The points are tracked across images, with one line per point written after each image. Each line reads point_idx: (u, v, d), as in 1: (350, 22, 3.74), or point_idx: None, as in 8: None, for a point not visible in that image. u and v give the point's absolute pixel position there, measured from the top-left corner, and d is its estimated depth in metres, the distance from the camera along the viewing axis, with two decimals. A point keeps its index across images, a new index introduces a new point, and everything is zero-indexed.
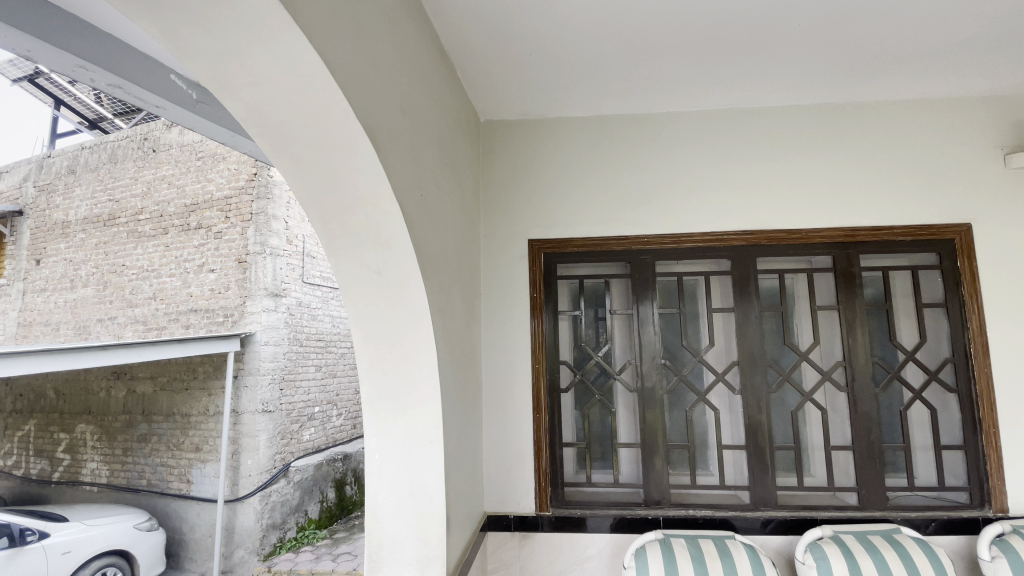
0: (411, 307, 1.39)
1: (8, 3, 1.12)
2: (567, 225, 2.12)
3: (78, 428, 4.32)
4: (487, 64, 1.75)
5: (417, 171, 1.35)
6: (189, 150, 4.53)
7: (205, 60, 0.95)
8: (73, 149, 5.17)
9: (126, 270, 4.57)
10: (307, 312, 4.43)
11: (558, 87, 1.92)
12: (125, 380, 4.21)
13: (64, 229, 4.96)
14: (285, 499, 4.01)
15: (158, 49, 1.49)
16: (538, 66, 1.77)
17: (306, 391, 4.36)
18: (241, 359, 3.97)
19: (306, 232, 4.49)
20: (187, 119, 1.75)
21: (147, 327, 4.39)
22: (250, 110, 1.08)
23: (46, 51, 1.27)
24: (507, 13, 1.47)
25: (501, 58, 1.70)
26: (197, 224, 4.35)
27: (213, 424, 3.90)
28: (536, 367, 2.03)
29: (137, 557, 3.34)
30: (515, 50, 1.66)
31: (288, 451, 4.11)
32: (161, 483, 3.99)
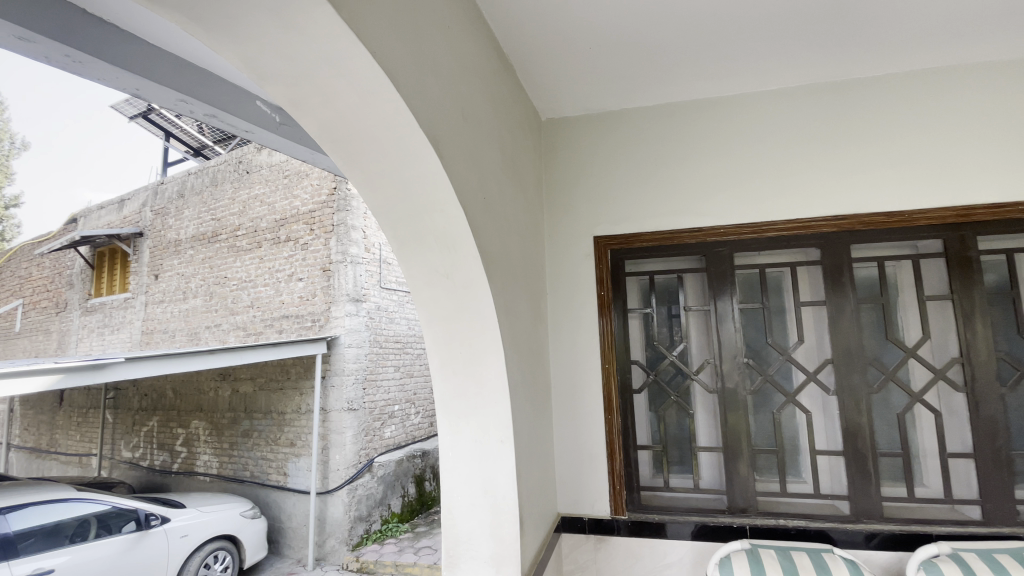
0: (479, 309, 1.40)
1: (113, 47, 1.30)
2: (634, 220, 2.05)
3: (192, 424, 4.85)
4: (547, 63, 1.73)
5: (480, 175, 1.37)
6: (277, 170, 4.92)
7: (283, 82, 1.03)
8: (181, 175, 5.81)
9: (228, 281, 5.06)
10: (385, 315, 4.68)
11: (619, 79, 1.87)
12: (229, 381, 4.66)
13: (176, 247, 5.58)
14: (371, 492, 4.25)
15: (243, 78, 1.64)
16: (598, 59, 1.73)
17: (387, 390, 4.60)
18: (327, 361, 4.25)
19: (381, 240, 4.74)
20: (273, 141, 1.91)
21: (247, 332, 4.83)
22: (325, 127, 1.16)
23: (152, 88, 1.46)
24: (564, 10, 1.46)
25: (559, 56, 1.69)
26: (286, 237, 4.72)
27: (305, 421, 4.21)
28: (606, 366, 1.98)
29: (241, 541, 3.68)
30: (572, 47, 1.64)
31: (371, 447, 4.35)
32: (262, 474, 4.38)
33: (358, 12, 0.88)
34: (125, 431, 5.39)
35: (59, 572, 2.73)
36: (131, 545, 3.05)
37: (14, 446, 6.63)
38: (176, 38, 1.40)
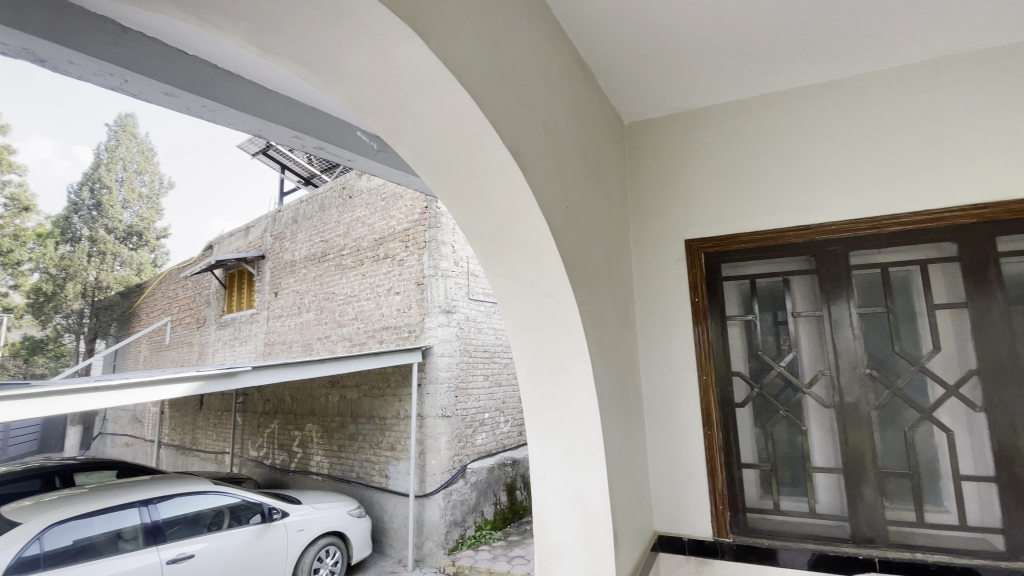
0: (565, 319, 1.39)
1: (234, 94, 1.51)
2: (729, 221, 1.93)
3: (307, 427, 5.32)
4: (628, 68, 1.70)
5: (563, 186, 1.37)
6: (375, 193, 5.30)
7: (380, 115, 1.13)
8: (294, 202, 6.47)
9: (336, 296, 5.53)
10: (474, 326, 4.83)
11: (706, 75, 1.78)
12: (337, 388, 5.07)
13: (292, 267, 6.22)
14: (465, 498, 4.38)
15: (345, 112, 1.80)
16: (682, 58, 1.66)
17: (477, 398, 4.73)
18: (423, 370, 4.46)
19: (469, 254, 4.91)
20: (372, 168, 2.06)
21: (352, 343, 5.23)
22: (418, 152, 1.23)
23: (270, 128, 1.66)
24: (645, 15, 1.43)
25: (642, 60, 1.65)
26: (384, 254, 5.06)
27: (403, 426, 4.46)
28: (704, 378, 1.87)
29: (349, 538, 3.97)
30: (655, 50, 1.60)
31: (464, 454, 4.49)
32: (367, 476, 4.68)
33: (444, 42, 0.93)
34: (252, 432, 6.05)
35: (198, 557, 3.09)
36: (257, 535, 3.42)
37: (167, 442, 7.71)
38: (289, 83, 1.58)
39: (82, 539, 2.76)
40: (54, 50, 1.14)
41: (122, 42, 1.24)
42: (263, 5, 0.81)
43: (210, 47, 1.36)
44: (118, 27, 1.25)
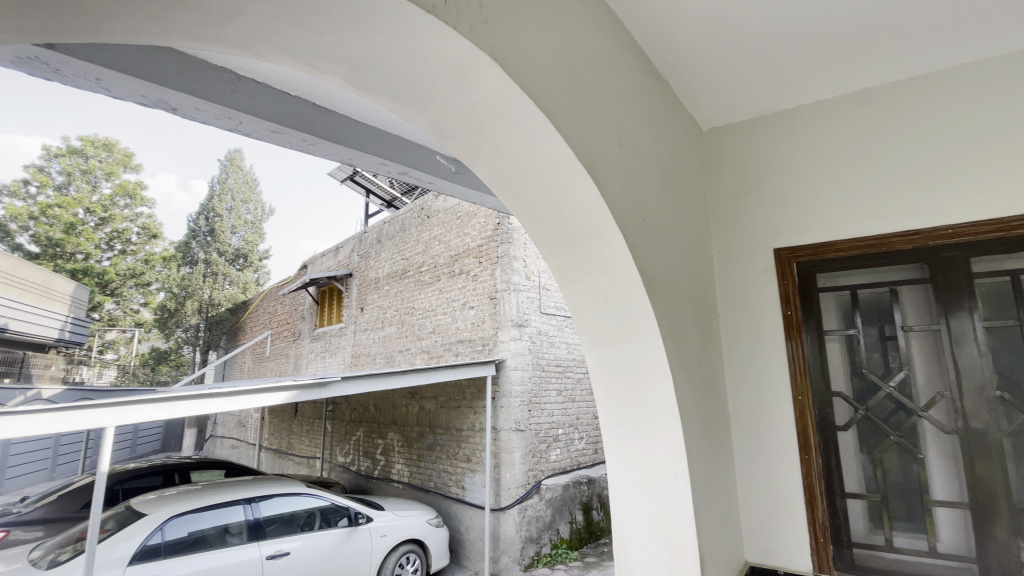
0: (642, 332, 1.35)
1: (329, 128, 1.66)
2: (822, 228, 1.79)
3: (389, 436, 5.58)
4: (704, 76, 1.65)
5: (639, 198, 1.34)
6: (451, 212, 5.52)
7: (460, 139, 1.19)
8: (377, 223, 6.90)
9: (415, 311, 5.79)
10: (546, 340, 4.84)
11: (790, 76, 1.68)
12: (416, 399, 5.28)
13: (376, 283, 6.61)
14: (540, 515, 4.35)
15: (426, 138, 1.91)
16: (761, 61, 1.59)
17: (551, 413, 4.71)
18: (497, 383, 4.53)
19: (540, 268, 4.95)
20: (451, 188, 2.16)
21: (430, 355, 5.44)
22: (494, 172, 1.28)
23: (359, 157, 1.80)
24: (719, 22, 1.38)
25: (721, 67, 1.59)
26: (459, 270, 5.24)
27: (479, 439, 4.54)
28: (800, 399, 1.74)
29: (428, 547, 4.08)
30: (734, 55, 1.54)
31: (538, 469, 4.48)
32: (444, 486, 4.80)
33: (520, 66, 0.96)
34: (339, 439, 6.45)
35: (293, 554, 3.32)
36: (345, 537, 3.61)
37: (267, 446, 8.42)
38: (377, 115, 1.70)
39: (196, 532, 3.08)
40: (186, 100, 1.32)
41: (238, 90, 1.42)
42: (358, 47, 0.90)
43: (309, 87, 1.51)
44: (235, 75, 1.43)
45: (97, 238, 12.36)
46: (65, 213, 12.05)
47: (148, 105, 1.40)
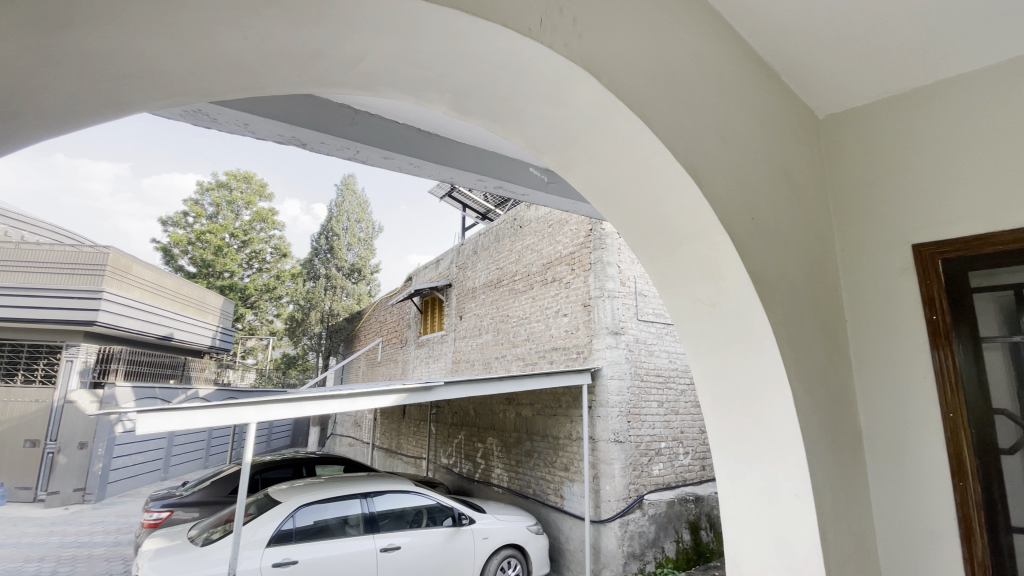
0: (755, 340, 1.26)
1: (432, 148, 1.78)
2: (979, 219, 1.43)
3: (488, 441, 5.75)
4: (817, 72, 1.53)
5: (745, 197, 1.26)
6: (543, 221, 5.59)
7: (555, 152, 1.24)
8: (474, 235, 7.19)
9: (510, 319, 5.94)
10: (645, 348, 4.70)
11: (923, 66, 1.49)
12: (513, 405, 5.39)
13: (473, 293, 6.90)
14: (642, 531, 4.20)
15: (520, 152, 1.96)
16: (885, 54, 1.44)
17: (651, 425, 4.54)
18: (593, 392, 4.48)
19: (636, 273, 4.82)
20: (544, 198, 2.21)
21: (526, 363, 5.53)
22: (589, 181, 1.30)
23: (458, 174, 1.91)
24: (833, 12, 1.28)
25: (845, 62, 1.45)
26: (552, 278, 5.28)
27: (576, 448, 4.51)
28: (950, 416, 1.43)
29: (528, 553, 4.12)
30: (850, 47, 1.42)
31: (640, 483, 4.34)
32: (543, 493, 4.83)
33: (617, 75, 0.97)
34: (443, 442, 6.76)
35: (404, 549, 3.54)
36: (450, 537, 3.77)
37: (379, 445, 9.08)
38: (474, 134, 1.80)
39: (321, 520, 3.42)
40: (311, 135, 1.52)
41: (354, 122, 1.59)
42: (461, 74, 0.98)
43: (415, 114, 1.64)
44: (352, 109, 1.61)
45: (238, 258, 14.27)
46: (214, 237, 14.09)
47: (284, 142, 1.64)
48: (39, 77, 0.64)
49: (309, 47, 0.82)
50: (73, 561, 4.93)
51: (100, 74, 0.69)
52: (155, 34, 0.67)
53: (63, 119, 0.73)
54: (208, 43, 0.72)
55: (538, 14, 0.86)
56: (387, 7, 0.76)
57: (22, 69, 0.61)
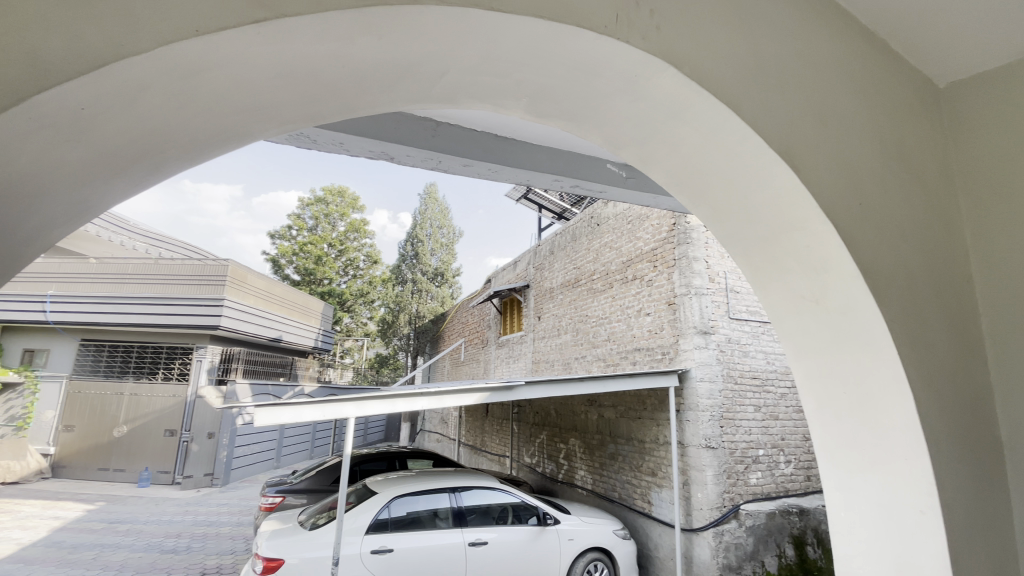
0: (867, 338, 1.13)
1: (510, 153, 1.82)
2: None
3: (571, 442, 5.72)
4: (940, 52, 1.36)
5: (852, 181, 1.14)
6: (622, 217, 5.47)
7: (635, 148, 1.22)
8: (551, 235, 7.19)
9: (589, 318, 5.88)
10: (738, 349, 4.42)
11: None
12: (595, 407, 5.32)
13: (551, 293, 6.92)
14: (739, 542, 3.95)
15: (596, 150, 1.94)
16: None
17: (747, 431, 4.26)
18: (681, 395, 4.30)
19: (727, 268, 4.55)
20: (623, 193, 2.16)
21: (607, 364, 5.44)
22: (672, 175, 1.27)
23: (535, 176, 1.93)
24: None
25: (978, 34, 1.27)
26: (633, 276, 5.15)
27: (664, 452, 4.35)
28: None
29: (616, 558, 4.04)
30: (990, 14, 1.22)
31: (735, 491, 4.10)
32: (629, 498, 4.72)
33: (701, 62, 0.94)
34: (525, 441, 6.84)
35: (492, 544, 3.63)
36: (536, 536, 3.80)
37: (464, 442, 9.39)
38: (550, 136, 1.81)
39: (413, 512, 3.62)
40: (397, 148, 1.64)
41: (436, 133, 1.68)
42: (538, 80, 1.00)
43: (492, 121, 1.69)
44: (433, 122, 1.69)
45: (335, 266, 15.54)
46: (315, 248, 15.45)
47: (375, 157, 1.78)
48: (180, 116, 0.75)
49: (397, 68, 0.88)
50: (205, 538, 5.62)
51: (225, 107, 0.79)
52: (269, 71, 0.76)
53: (195, 148, 0.85)
54: (310, 73, 0.81)
55: (614, 11, 0.86)
56: (469, 23, 0.80)
57: (167, 110, 0.72)
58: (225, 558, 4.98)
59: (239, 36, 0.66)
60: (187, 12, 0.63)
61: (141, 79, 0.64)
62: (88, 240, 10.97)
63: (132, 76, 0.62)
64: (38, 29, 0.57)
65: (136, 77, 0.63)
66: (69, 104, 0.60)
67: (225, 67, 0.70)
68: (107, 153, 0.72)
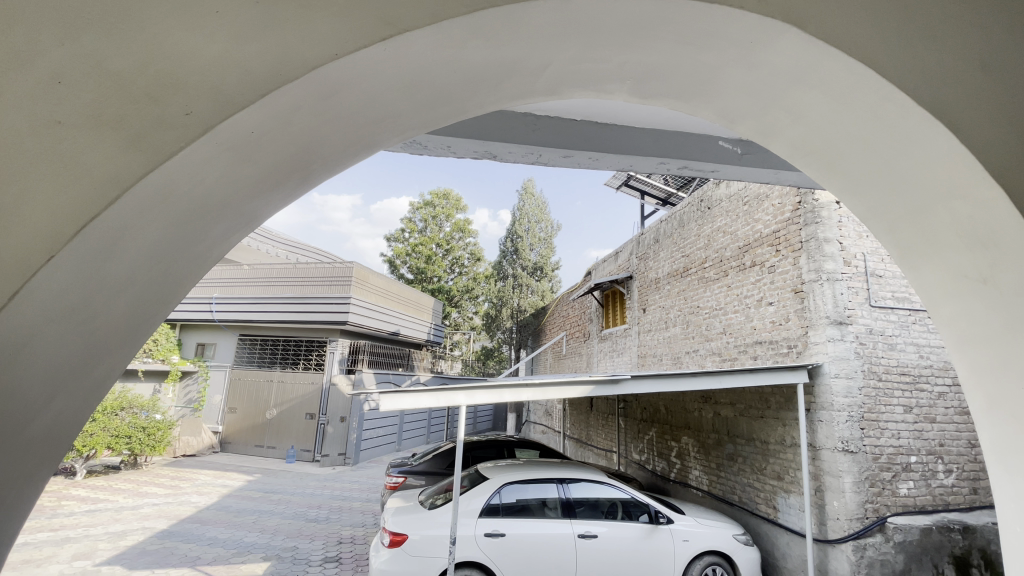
0: None
1: (612, 139, 1.80)
2: None
3: (683, 440, 5.47)
4: None
5: None
6: (737, 199, 5.08)
7: (751, 121, 1.14)
8: (655, 223, 6.91)
9: (701, 310, 5.56)
10: (882, 341, 3.88)
11: None
12: (710, 404, 5.03)
13: (657, 284, 6.66)
14: (885, 558, 3.53)
15: (707, 127, 1.83)
16: None
17: (895, 435, 3.74)
18: (812, 393, 3.90)
19: (866, 250, 4.02)
20: (738, 171, 2.02)
21: (722, 358, 5.10)
22: (796, 146, 1.16)
23: (638, 161, 1.89)
24: None
25: None
26: (752, 262, 4.77)
27: (791, 455, 3.98)
28: None
29: (737, 564, 3.79)
30: None
31: (881, 502, 3.62)
32: (752, 502, 4.40)
33: (829, 17, 0.85)
34: (633, 437, 6.69)
35: (602, 537, 3.62)
36: (648, 533, 3.71)
37: (569, 435, 9.43)
38: (655, 117, 1.76)
39: (523, 500, 3.74)
40: (501, 145, 1.71)
41: (537, 127, 1.72)
42: (643, 60, 0.98)
43: (594, 109, 1.68)
44: (533, 116, 1.73)
45: (443, 264, 16.60)
46: (425, 248, 16.54)
47: (480, 157, 1.88)
48: (322, 132, 0.86)
49: (504, 66, 0.92)
50: (340, 511, 6.32)
51: (356, 121, 0.90)
52: (393, 84, 0.84)
53: (332, 159, 0.97)
54: (427, 81, 0.88)
55: None
56: (574, 9, 0.82)
57: (312, 128, 0.84)
58: (358, 530, 5.56)
59: (369, 54, 0.74)
60: (328, 39, 0.73)
61: (295, 102, 0.75)
62: (243, 250, 12.84)
63: (288, 100, 0.74)
64: (221, 70, 0.70)
65: (291, 101, 0.74)
66: (244, 129, 0.72)
67: (358, 84, 0.80)
68: (268, 169, 0.85)
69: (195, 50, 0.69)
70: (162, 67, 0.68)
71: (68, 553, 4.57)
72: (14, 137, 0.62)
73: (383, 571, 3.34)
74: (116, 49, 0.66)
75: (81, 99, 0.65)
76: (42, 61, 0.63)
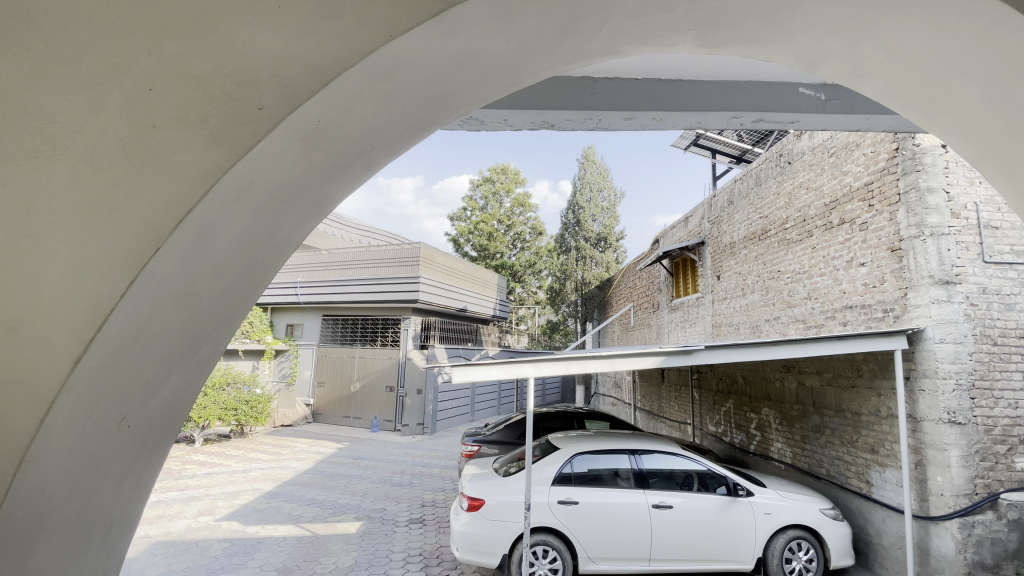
0: None
1: (678, 96, 1.70)
2: None
3: (764, 412, 5.24)
4: None
5: None
6: (822, 151, 4.65)
7: (835, 63, 1.03)
8: (728, 184, 6.51)
9: (782, 275, 5.21)
10: (998, 301, 3.45)
11: None
12: (793, 373, 4.76)
13: (732, 249, 6.30)
14: (996, 537, 3.23)
15: (786, 72, 1.68)
16: None
17: (1012, 404, 3.35)
18: (911, 359, 3.56)
19: (979, 198, 3.54)
20: (821, 120, 1.84)
21: (807, 325, 4.78)
22: (890, 86, 1.03)
23: (706, 117, 1.78)
24: None
25: None
26: (840, 220, 4.38)
27: (887, 427, 3.68)
28: None
29: (824, 539, 3.62)
30: None
31: (994, 477, 3.28)
32: (841, 476, 4.16)
33: None
34: (709, 409, 6.49)
35: (677, 508, 3.58)
36: (726, 505, 3.63)
37: (640, 407, 9.33)
38: (724, 69, 1.64)
39: (595, 470, 3.78)
40: (558, 113, 1.68)
41: (595, 92, 1.67)
42: (706, 5, 0.91)
43: (656, 66, 1.60)
44: (591, 80, 1.68)
45: (506, 240, 16.83)
46: (486, 225, 16.83)
47: (538, 128, 1.87)
48: (382, 116, 0.89)
49: (556, 30, 0.89)
50: (422, 477, 6.73)
51: (415, 101, 0.91)
52: (447, 59, 0.85)
53: (393, 141, 1.00)
54: (480, 54, 0.88)
55: None
56: None
57: (374, 112, 0.86)
58: (438, 495, 5.91)
59: (422, 33, 0.75)
60: (380, 24, 0.74)
61: (355, 88, 0.78)
62: (320, 236, 13.69)
63: (347, 88, 0.76)
64: (287, 63, 0.73)
65: (351, 88, 0.77)
66: (311, 117, 0.76)
67: (412, 65, 0.81)
68: (336, 154, 0.89)
69: (261, 45, 0.72)
70: (235, 65, 0.72)
71: (193, 509, 5.26)
72: (119, 144, 0.69)
73: (464, 533, 3.54)
74: (195, 51, 0.70)
75: (170, 103, 0.70)
76: (134, 71, 0.69)
